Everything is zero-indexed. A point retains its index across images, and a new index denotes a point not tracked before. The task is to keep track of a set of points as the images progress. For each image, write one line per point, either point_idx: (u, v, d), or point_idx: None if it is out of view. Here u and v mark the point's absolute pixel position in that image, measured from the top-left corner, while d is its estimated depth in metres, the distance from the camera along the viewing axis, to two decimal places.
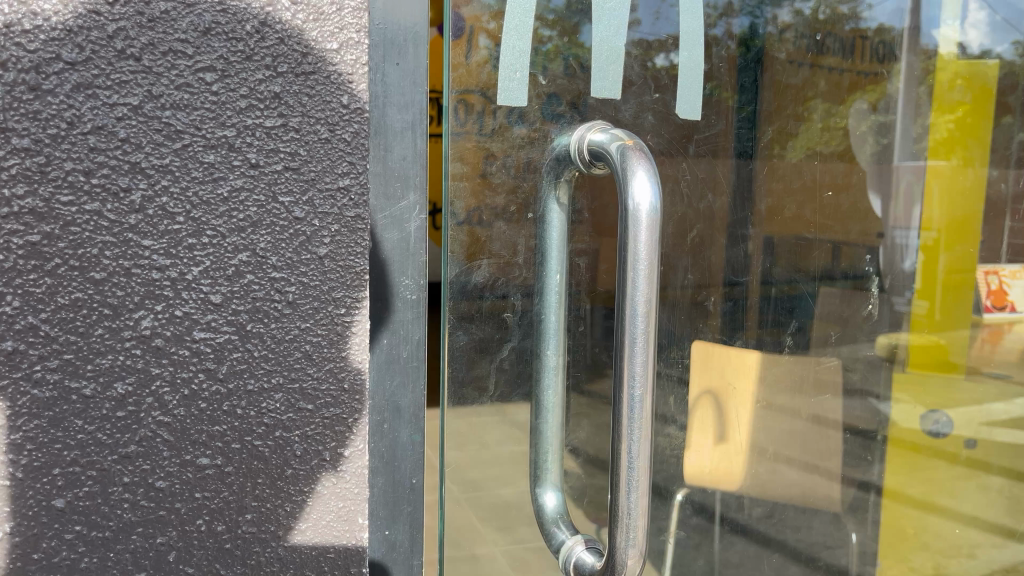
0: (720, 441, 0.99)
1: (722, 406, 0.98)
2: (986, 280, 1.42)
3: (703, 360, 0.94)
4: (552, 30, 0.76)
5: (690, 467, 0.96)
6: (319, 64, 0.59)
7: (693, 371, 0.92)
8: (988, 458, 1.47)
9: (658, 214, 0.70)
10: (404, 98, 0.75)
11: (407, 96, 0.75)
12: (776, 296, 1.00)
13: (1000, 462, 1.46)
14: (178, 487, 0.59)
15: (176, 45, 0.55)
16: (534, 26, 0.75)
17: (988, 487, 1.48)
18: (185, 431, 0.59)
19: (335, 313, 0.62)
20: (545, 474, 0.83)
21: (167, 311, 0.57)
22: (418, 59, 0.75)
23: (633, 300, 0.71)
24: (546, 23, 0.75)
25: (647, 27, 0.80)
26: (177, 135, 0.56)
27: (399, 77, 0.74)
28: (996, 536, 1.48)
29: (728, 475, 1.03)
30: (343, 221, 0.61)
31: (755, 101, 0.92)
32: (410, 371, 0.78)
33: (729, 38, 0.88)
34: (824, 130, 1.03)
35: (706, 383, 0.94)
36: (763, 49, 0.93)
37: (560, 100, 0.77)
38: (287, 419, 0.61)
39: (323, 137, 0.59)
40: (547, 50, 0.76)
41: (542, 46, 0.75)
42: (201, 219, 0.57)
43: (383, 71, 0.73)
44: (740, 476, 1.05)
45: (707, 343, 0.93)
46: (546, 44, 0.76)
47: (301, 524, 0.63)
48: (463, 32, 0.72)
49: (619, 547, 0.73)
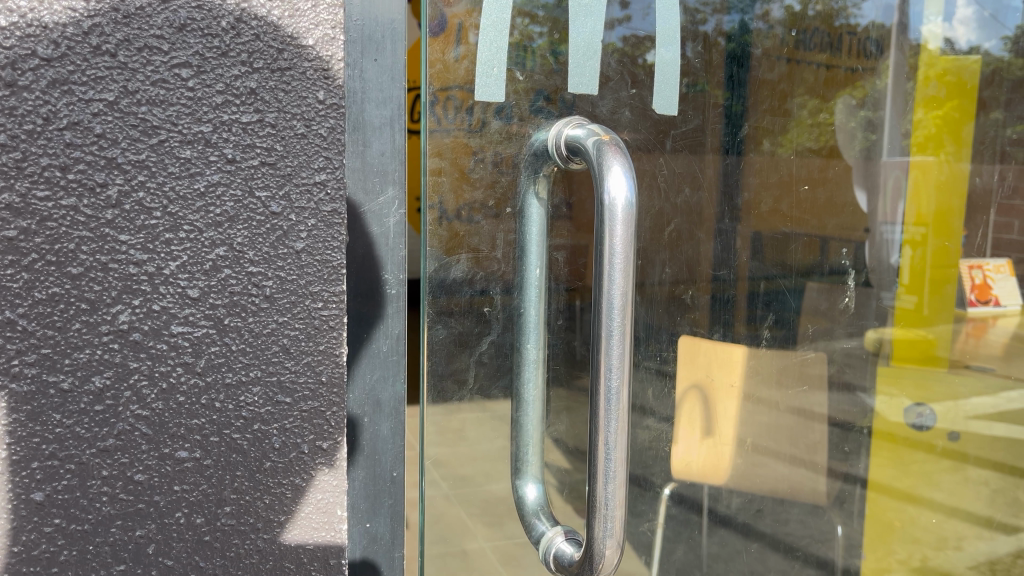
0: (706, 434, 1.01)
1: (710, 402, 1.00)
2: (970, 274, 1.43)
3: (689, 354, 0.96)
4: (542, 26, 0.77)
5: (677, 461, 0.98)
6: (295, 60, 0.59)
7: (679, 366, 0.95)
8: (965, 449, 1.50)
9: (633, 208, 0.71)
10: (383, 93, 0.75)
11: (386, 92, 0.75)
12: (763, 292, 1.02)
13: (977, 453, 1.49)
14: (157, 480, 0.60)
15: (153, 41, 0.56)
16: (519, 22, 0.76)
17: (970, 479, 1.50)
18: (163, 424, 0.59)
19: (312, 307, 0.62)
20: (525, 466, 0.84)
21: (144, 306, 0.58)
22: (396, 56, 0.75)
23: (609, 293, 0.72)
24: (535, 20, 0.76)
25: (636, 23, 0.82)
26: (153, 130, 0.56)
27: (377, 73, 0.74)
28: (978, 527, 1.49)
29: (716, 469, 1.04)
30: (320, 216, 0.61)
31: (741, 97, 0.94)
32: (389, 365, 0.79)
33: (720, 35, 0.90)
34: (810, 125, 1.04)
35: (694, 377, 0.97)
36: (747, 45, 0.94)
37: (543, 96, 0.78)
38: (265, 412, 0.62)
39: (299, 133, 0.60)
40: (536, 46, 0.77)
41: (530, 43, 0.77)
42: (178, 214, 0.58)
43: (362, 67, 0.74)
44: (728, 470, 1.06)
45: (694, 337, 0.96)
46: (536, 41, 0.77)
47: (281, 517, 0.64)
48: (445, 28, 0.72)
49: (597, 537, 0.75)
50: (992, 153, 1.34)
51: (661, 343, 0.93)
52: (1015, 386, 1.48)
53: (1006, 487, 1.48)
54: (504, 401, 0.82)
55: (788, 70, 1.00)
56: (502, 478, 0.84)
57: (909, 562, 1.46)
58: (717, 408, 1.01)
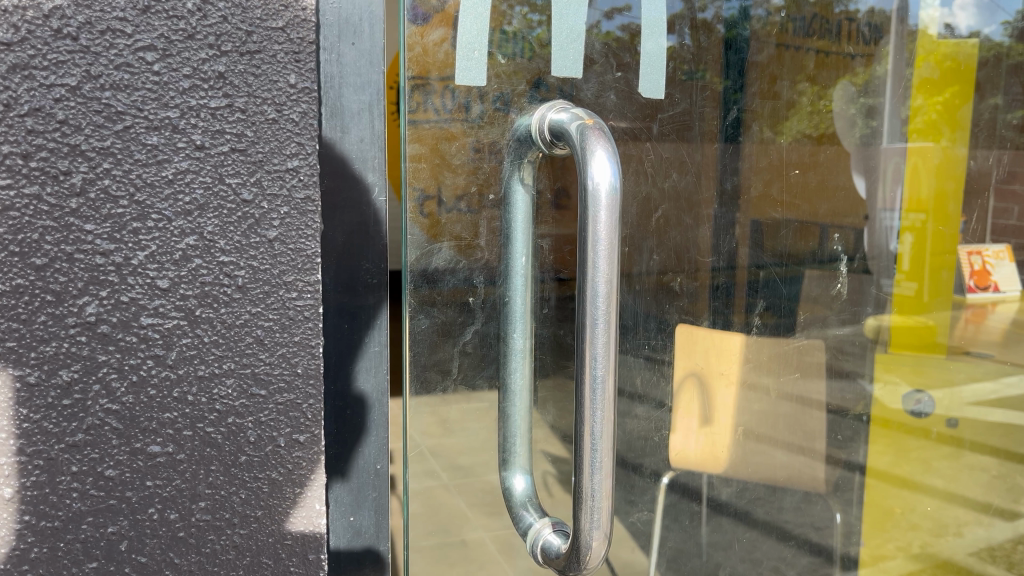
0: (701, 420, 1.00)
1: (709, 392, 1.00)
2: (969, 261, 1.40)
3: (687, 344, 0.96)
4: (541, 15, 0.76)
5: (675, 450, 0.97)
6: (264, 43, 0.57)
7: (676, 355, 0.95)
8: (960, 433, 1.47)
9: (618, 193, 0.70)
10: (361, 79, 0.73)
11: (364, 77, 0.73)
12: (762, 280, 1.01)
13: (972, 437, 1.47)
14: (128, 475, 0.58)
15: (115, 24, 0.54)
16: (520, 11, 0.75)
17: (966, 466, 1.47)
18: (133, 418, 0.58)
19: (286, 297, 0.60)
20: (513, 457, 0.82)
21: (112, 297, 0.56)
22: (374, 40, 0.73)
23: (594, 281, 0.71)
24: (534, 8, 0.76)
25: (636, 12, 0.81)
26: (118, 116, 0.55)
27: (355, 57, 0.73)
28: (974, 512, 1.48)
29: (712, 457, 1.03)
30: (293, 203, 0.59)
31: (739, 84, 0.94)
32: (371, 357, 0.77)
33: (718, 22, 0.90)
34: (811, 113, 1.03)
35: (691, 366, 0.96)
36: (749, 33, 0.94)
37: (545, 84, 0.77)
38: (240, 405, 0.60)
39: (269, 118, 0.58)
40: (536, 36, 0.76)
41: (529, 33, 0.76)
42: (145, 203, 0.56)
43: (339, 51, 0.72)
44: (726, 458, 1.04)
45: (690, 327, 0.95)
46: (536, 29, 0.76)
47: (257, 512, 0.62)
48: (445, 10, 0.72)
49: (583, 529, 0.74)
50: (987, 134, 1.33)
51: (650, 331, 0.91)
52: (1012, 372, 1.50)
53: (1011, 476, 1.48)
54: (489, 390, 0.81)
55: (777, 54, 0.97)
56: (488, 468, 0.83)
57: (909, 549, 1.43)
58: (716, 398, 1.01)
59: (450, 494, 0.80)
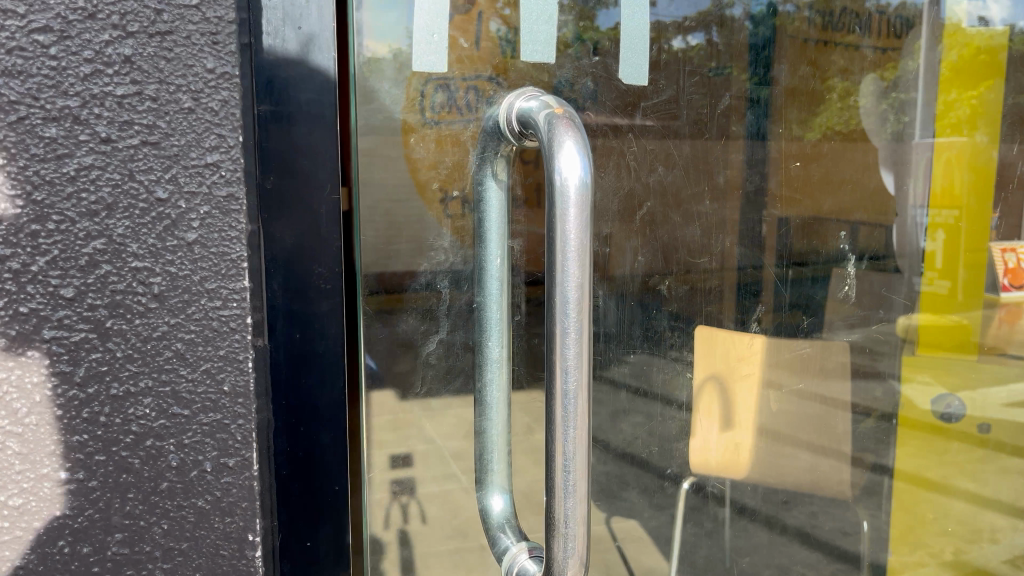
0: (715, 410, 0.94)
1: (729, 392, 0.94)
2: (1004, 258, 1.26)
3: (707, 346, 0.91)
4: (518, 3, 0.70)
5: (694, 455, 0.93)
6: (177, 23, 0.52)
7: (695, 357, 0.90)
8: (1002, 437, 1.36)
9: (588, 189, 0.62)
10: (310, 68, 0.67)
11: (312, 64, 0.67)
12: (793, 278, 0.94)
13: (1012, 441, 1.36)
14: (35, 504, 0.53)
15: (6, 3, 0.49)
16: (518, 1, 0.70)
17: (1009, 471, 1.36)
18: (38, 442, 0.52)
19: (210, 307, 0.54)
20: (489, 475, 0.75)
21: (9, 307, 0.51)
22: (323, 24, 0.67)
23: (563, 286, 0.64)
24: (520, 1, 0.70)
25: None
26: (11, 106, 0.50)
27: (300, 42, 0.66)
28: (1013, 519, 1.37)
29: (736, 462, 0.97)
30: (214, 202, 0.54)
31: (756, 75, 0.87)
32: (327, 369, 0.71)
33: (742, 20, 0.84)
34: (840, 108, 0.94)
35: (710, 369, 0.91)
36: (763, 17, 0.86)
37: (567, 85, 0.73)
38: (159, 426, 0.54)
39: (184, 107, 0.53)
40: (510, 24, 0.70)
41: (503, 22, 0.70)
42: (45, 202, 0.51)
43: (282, 36, 0.66)
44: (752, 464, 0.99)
45: (710, 329, 0.90)
46: (511, 19, 0.70)
47: (182, 544, 0.56)
48: None
49: (557, 557, 0.67)
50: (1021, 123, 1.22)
51: (634, 338, 0.84)
52: None
53: None
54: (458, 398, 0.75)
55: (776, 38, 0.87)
56: (462, 485, 0.76)
57: (943, 558, 1.32)
58: (739, 399, 0.95)
59: (415, 511, 0.74)
